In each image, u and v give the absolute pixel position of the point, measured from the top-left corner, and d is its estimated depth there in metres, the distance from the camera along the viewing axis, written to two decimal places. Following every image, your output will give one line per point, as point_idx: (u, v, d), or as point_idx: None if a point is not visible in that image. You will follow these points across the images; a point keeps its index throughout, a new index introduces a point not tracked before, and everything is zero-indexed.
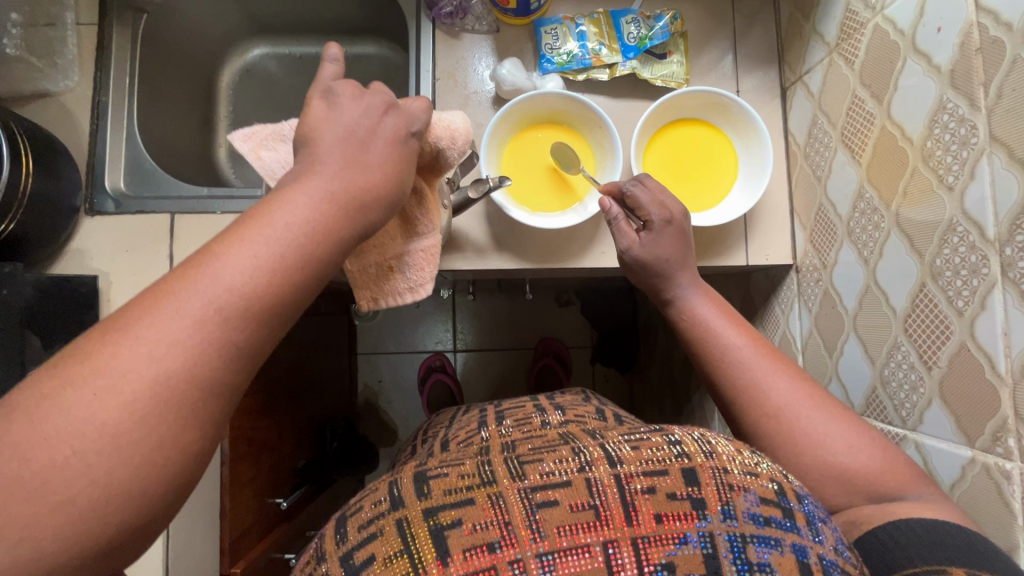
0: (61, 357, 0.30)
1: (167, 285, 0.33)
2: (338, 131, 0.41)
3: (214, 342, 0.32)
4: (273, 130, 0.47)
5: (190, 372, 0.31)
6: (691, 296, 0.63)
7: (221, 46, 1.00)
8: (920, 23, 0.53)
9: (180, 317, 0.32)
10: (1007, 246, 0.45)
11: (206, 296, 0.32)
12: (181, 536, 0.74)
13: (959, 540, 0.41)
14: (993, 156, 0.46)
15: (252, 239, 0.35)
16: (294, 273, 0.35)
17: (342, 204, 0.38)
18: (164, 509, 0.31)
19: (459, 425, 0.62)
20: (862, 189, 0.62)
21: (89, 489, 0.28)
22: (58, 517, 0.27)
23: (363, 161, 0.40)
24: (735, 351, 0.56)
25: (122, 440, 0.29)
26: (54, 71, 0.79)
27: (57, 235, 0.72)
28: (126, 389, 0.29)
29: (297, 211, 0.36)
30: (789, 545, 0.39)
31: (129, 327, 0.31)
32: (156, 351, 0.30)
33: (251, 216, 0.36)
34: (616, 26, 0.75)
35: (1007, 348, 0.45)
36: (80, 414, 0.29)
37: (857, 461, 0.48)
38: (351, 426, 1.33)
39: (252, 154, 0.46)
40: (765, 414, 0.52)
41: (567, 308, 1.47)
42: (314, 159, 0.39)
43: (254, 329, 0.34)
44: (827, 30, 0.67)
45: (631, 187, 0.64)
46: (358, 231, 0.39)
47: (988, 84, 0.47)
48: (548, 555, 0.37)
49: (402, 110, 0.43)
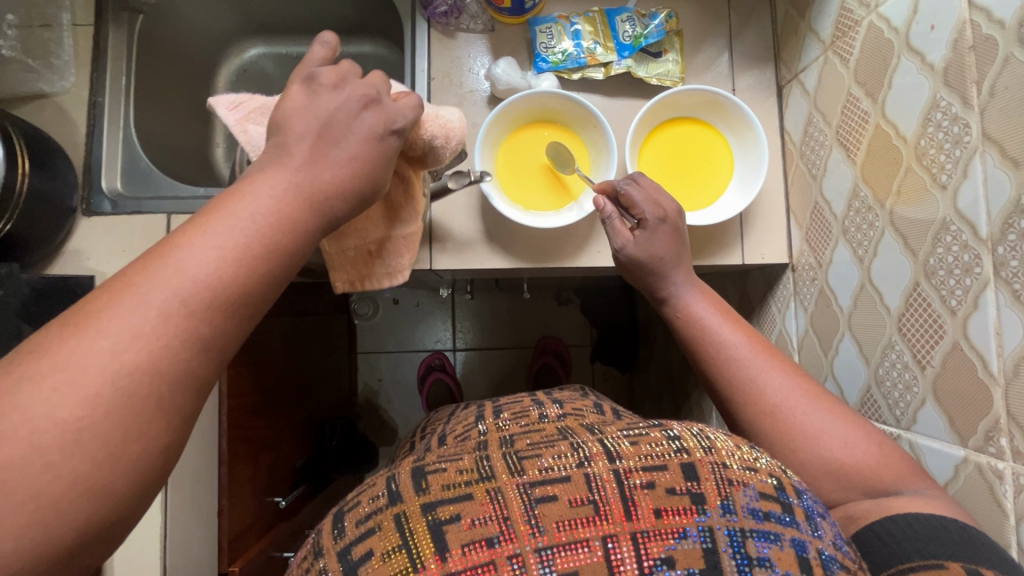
0: (21, 354, 0.30)
1: (126, 277, 0.33)
2: (311, 124, 0.41)
3: (178, 335, 0.32)
4: (260, 104, 0.50)
5: (156, 367, 0.31)
6: (686, 294, 0.63)
7: (218, 46, 1.00)
8: (914, 21, 0.53)
9: (142, 311, 0.32)
10: (999, 245, 0.45)
11: (168, 288, 0.33)
12: (179, 535, 0.74)
13: (955, 535, 0.41)
14: (985, 155, 0.46)
15: (215, 231, 0.35)
16: (259, 265, 0.36)
17: (305, 197, 0.38)
18: (132, 504, 0.31)
19: (458, 421, 0.62)
20: (857, 187, 0.62)
21: (52, 486, 0.28)
22: (20, 515, 0.27)
23: (329, 154, 0.40)
24: (731, 348, 0.56)
25: (85, 435, 0.29)
26: (50, 71, 0.80)
27: (52, 235, 0.72)
28: (88, 384, 0.29)
29: (257, 203, 0.37)
30: (788, 540, 0.39)
31: (89, 322, 0.31)
32: (118, 345, 0.30)
33: (211, 210, 0.36)
34: (610, 24, 0.75)
35: (999, 348, 0.45)
36: (40, 410, 0.28)
37: (853, 457, 0.47)
38: (350, 425, 1.34)
39: (239, 126, 0.49)
40: (760, 412, 0.51)
41: (567, 306, 1.47)
42: (286, 152, 0.39)
43: (219, 322, 0.34)
44: (822, 28, 0.67)
45: (624, 186, 0.65)
46: (323, 223, 0.40)
47: (980, 82, 0.46)
48: (547, 550, 0.37)
49: (383, 107, 0.43)
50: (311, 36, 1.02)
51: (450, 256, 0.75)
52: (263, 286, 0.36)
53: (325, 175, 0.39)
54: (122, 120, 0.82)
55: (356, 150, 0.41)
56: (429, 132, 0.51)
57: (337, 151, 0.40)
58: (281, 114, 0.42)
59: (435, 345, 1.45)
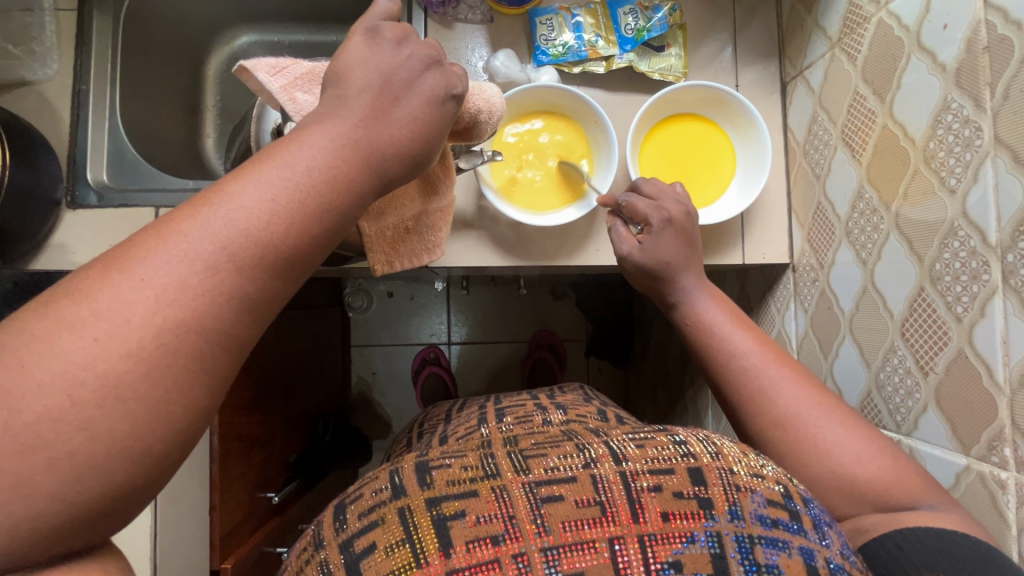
0: (57, 296, 0.28)
1: (172, 221, 0.30)
2: (372, 76, 0.37)
3: (224, 291, 0.30)
4: (308, 70, 0.46)
5: (200, 324, 0.29)
6: (697, 300, 0.62)
7: (207, 32, 0.97)
8: (926, 19, 0.52)
9: (188, 261, 0.29)
10: (1009, 253, 0.44)
11: (216, 239, 0.30)
12: (170, 533, 0.72)
13: (967, 550, 0.41)
14: (997, 160, 0.45)
15: (268, 180, 0.32)
16: (312, 223, 0.32)
17: (362, 152, 0.35)
18: (169, 466, 0.30)
19: (458, 422, 0.60)
20: (862, 189, 0.61)
21: (88, 445, 0.26)
22: (56, 473, 0.26)
23: (390, 113, 0.36)
24: (748, 358, 0.55)
25: (124, 393, 0.27)
26: (32, 59, 0.77)
27: (36, 227, 0.70)
28: (128, 337, 0.27)
29: (314, 153, 0.33)
30: (797, 548, 0.38)
31: (132, 267, 0.28)
32: (163, 297, 0.28)
33: (265, 156, 0.33)
34: (612, 16, 0.73)
35: (1006, 357, 0.45)
36: (79, 360, 0.26)
37: (867, 472, 0.46)
38: (344, 419, 1.32)
39: (285, 93, 0.45)
40: (774, 424, 0.51)
41: (562, 300, 1.45)
42: (345, 104, 0.36)
43: (266, 281, 0.31)
44: (829, 24, 0.65)
45: (627, 198, 0.65)
46: (376, 186, 0.36)
47: (994, 85, 0.45)
48: (552, 550, 0.37)
49: (444, 69, 0.39)
50: (303, 24, 0.99)
51: (453, 248, 0.73)
52: (299, 263, 0.32)
53: (386, 134, 0.36)
54: (109, 108, 0.80)
55: (418, 111, 0.37)
56: (474, 106, 0.48)
57: (399, 112, 0.37)
58: (340, 63, 0.37)
59: (430, 339, 1.43)
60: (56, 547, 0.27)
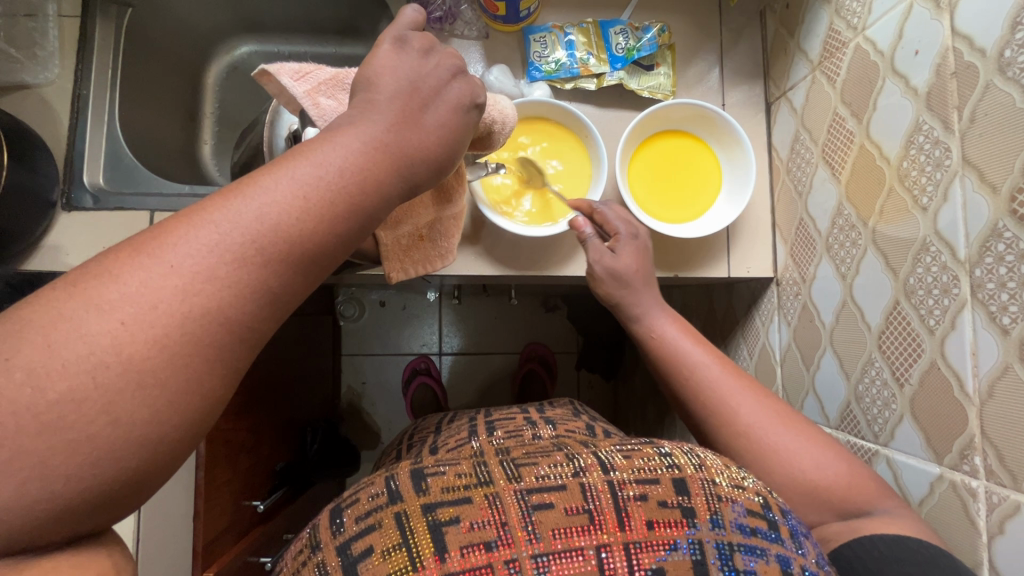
0: (83, 278, 0.29)
1: (203, 209, 0.31)
2: (402, 83, 0.38)
3: (248, 285, 0.31)
4: (331, 76, 0.48)
5: (223, 316, 0.30)
6: (657, 317, 0.66)
7: (208, 40, 0.99)
8: (899, 45, 0.54)
9: (218, 251, 0.30)
10: (977, 267, 0.46)
11: (246, 230, 0.31)
12: (153, 538, 0.71)
13: (922, 556, 0.42)
14: (965, 179, 0.47)
15: (300, 174, 0.33)
16: (339, 223, 0.33)
17: (394, 154, 0.36)
18: (177, 457, 0.30)
19: (448, 433, 0.61)
20: (840, 206, 0.63)
21: (108, 428, 0.27)
22: (73, 456, 0.26)
23: (421, 120, 0.38)
24: (704, 369, 0.59)
25: (147, 378, 0.28)
26: (32, 62, 0.78)
27: (32, 227, 0.70)
28: (156, 323, 0.28)
29: (348, 153, 0.34)
30: (774, 555, 0.39)
31: (161, 253, 0.29)
32: (191, 285, 0.29)
33: (298, 153, 0.34)
34: (604, 36, 0.76)
35: (975, 367, 0.46)
36: (104, 343, 0.27)
37: (826, 477, 0.49)
38: (333, 428, 1.31)
39: (309, 97, 0.46)
40: (737, 431, 0.54)
41: (554, 313, 1.47)
42: (376, 106, 0.37)
43: (289, 277, 0.32)
44: (811, 47, 0.68)
45: (599, 206, 0.69)
46: (403, 189, 0.37)
47: (962, 107, 0.47)
48: (543, 557, 0.37)
49: (469, 79, 0.42)
50: (305, 34, 1.01)
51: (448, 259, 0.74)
52: (322, 261, 0.34)
53: (414, 139, 0.37)
54: (107, 112, 0.81)
55: (444, 118, 0.39)
56: (490, 117, 0.50)
57: (428, 118, 0.38)
58: (370, 68, 0.39)
59: (422, 349, 1.44)
60: (64, 530, 0.28)
